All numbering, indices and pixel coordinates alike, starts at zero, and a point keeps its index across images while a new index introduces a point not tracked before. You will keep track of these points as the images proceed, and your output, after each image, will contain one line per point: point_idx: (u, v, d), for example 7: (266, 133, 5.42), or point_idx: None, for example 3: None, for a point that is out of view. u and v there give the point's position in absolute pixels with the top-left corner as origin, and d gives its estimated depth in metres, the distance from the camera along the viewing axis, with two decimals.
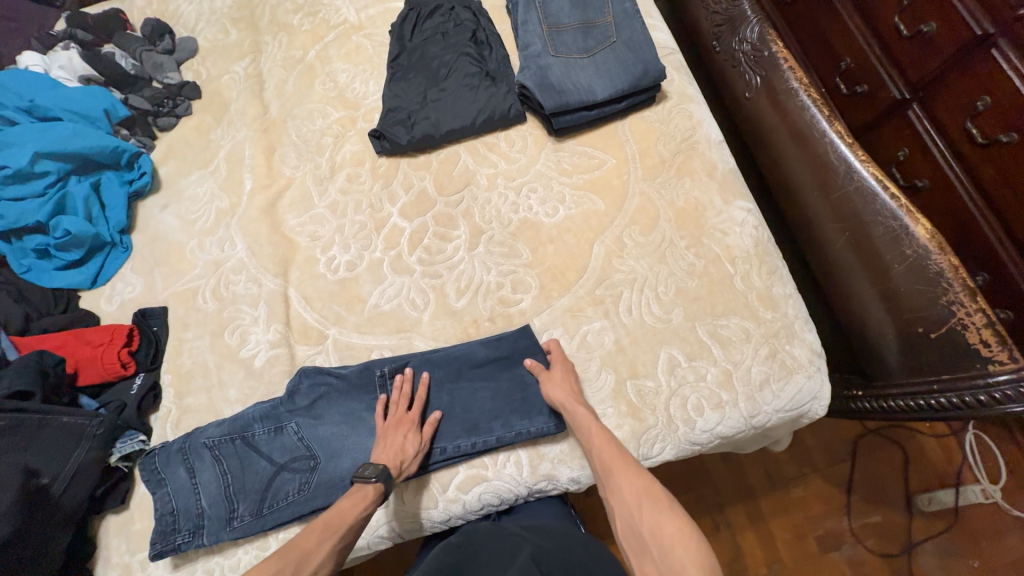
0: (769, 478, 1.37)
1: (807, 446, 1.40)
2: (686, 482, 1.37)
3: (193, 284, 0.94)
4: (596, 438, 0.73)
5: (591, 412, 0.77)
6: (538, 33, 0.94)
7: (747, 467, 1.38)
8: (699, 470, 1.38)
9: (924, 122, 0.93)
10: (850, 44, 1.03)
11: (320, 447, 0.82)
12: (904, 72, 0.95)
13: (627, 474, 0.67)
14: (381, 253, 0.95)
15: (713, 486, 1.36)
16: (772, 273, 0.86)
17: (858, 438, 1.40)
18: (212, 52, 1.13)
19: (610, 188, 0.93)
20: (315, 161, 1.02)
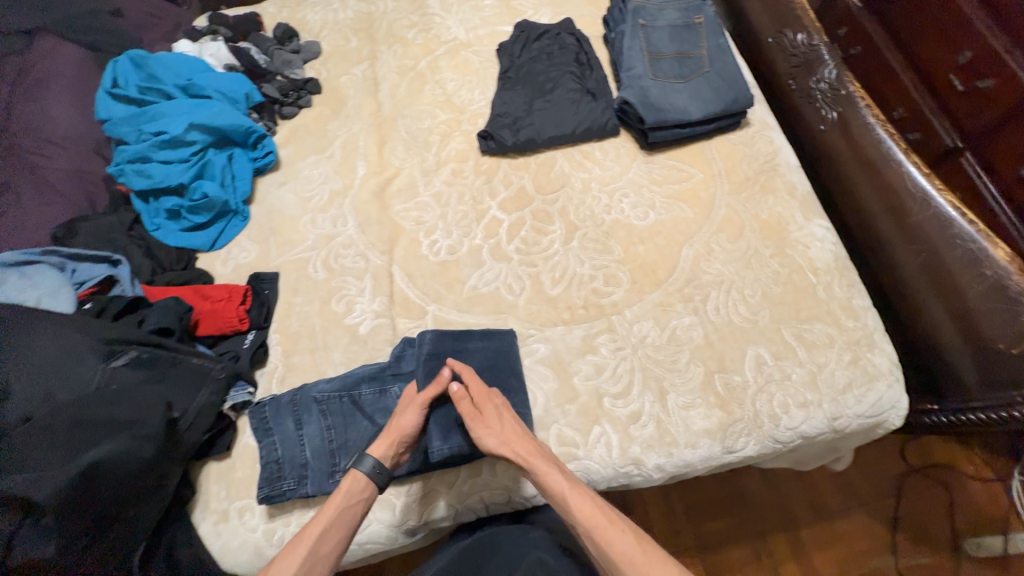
0: (813, 511, 1.34)
1: (850, 479, 1.38)
2: (728, 505, 1.35)
3: (305, 255, 1.01)
4: (584, 516, 0.69)
5: (561, 469, 0.73)
6: (640, 58, 1.05)
7: (790, 495, 1.36)
8: (743, 493, 1.36)
9: (977, 169, 1.00)
10: (905, 98, 1.13)
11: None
12: (958, 123, 1.03)
13: (628, 557, 0.65)
14: (480, 241, 1.02)
15: (757, 510, 1.34)
16: (851, 285, 0.92)
17: (903, 476, 1.38)
18: (333, 55, 1.25)
19: (698, 199, 1.01)
20: (422, 155, 1.12)
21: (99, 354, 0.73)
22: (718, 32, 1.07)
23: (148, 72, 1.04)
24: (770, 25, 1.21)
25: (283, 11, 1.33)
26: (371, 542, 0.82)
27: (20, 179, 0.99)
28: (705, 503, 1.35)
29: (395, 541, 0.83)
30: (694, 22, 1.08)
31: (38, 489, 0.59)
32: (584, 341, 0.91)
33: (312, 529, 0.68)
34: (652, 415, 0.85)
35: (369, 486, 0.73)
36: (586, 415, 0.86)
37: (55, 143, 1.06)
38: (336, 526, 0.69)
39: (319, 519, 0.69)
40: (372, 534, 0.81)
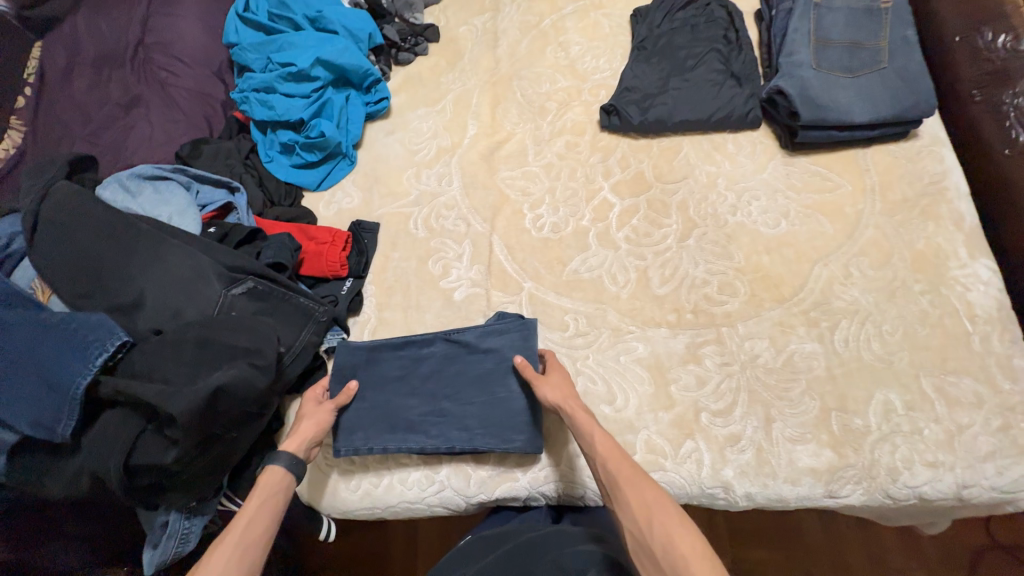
0: (871, 563, 1.16)
1: (921, 539, 1.17)
2: (773, 538, 1.19)
3: (405, 210, 0.99)
4: (595, 443, 0.67)
5: (585, 409, 0.73)
6: (804, 43, 0.92)
7: (848, 541, 1.18)
8: (796, 526, 1.20)
9: None
10: None
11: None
12: None
13: (633, 481, 0.62)
14: (587, 223, 0.96)
15: (805, 548, 1.18)
16: (1015, 341, 0.79)
17: (981, 548, 1.15)
18: (455, 3, 1.19)
19: (843, 215, 0.89)
20: (536, 122, 1.05)
21: (222, 279, 0.74)
22: (907, 23, 0.91)
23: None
24: (960, 22, 1.03)
25: None
26: (439, 504, 0.82)
27: (151, 94, 1.02)
28: (746, 528, 1.20)
29: (462, 507, 0.82)
30: (879, 7, 0.92)
31: (172, 403, 0.61)
32: (688, 349, 0.85)
33: (237, 520, 0.62)
34: (752, 441, 0.79)
35: (285, 477, 0.68)
36: (679, 427, 0.80)
37: (183, 62, 1.06)
38: (259, 514, 0.63)
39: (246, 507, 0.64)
40: (443, 498, 0.81)
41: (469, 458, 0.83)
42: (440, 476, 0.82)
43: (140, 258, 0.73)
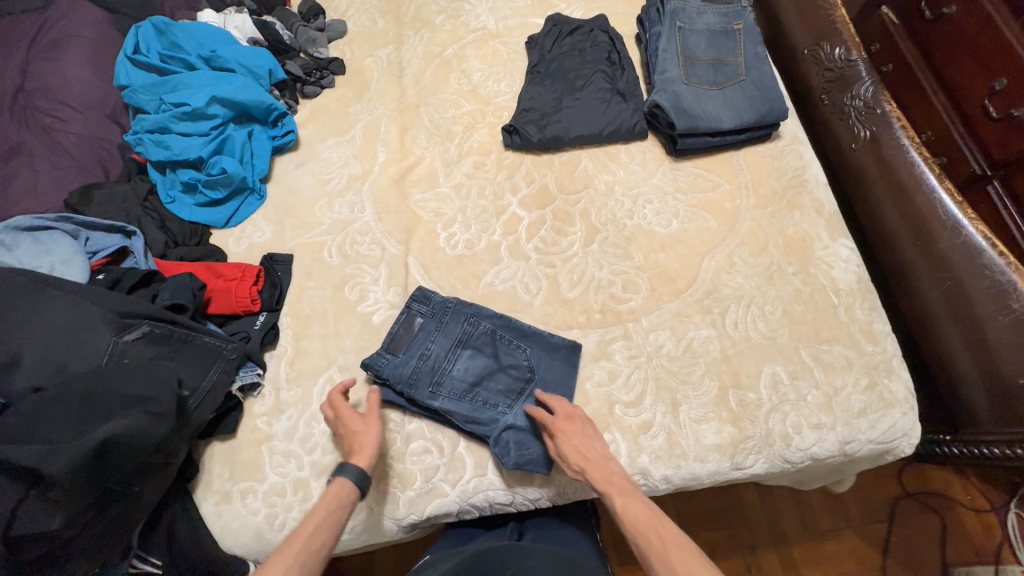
0: (803, 528, 1.24)
1: (843, 497, 1.27)
2: (715, 518, 1.24)
3: (321, 238, 1.00)
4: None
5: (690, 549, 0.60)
6: (674, 62, 1.03)
7: (782, 509, 1.25)
8: (735, 503, 1.26)
9: (1004, 199, 0.99)
10: (933, 120, 1.12)
11: (445, 332, 0.88)
12: (988, 151, 1.02)
13: None
14: (499, 238, 1.00)
15: (746, 524, 1.24)
16: (873, 309, 0.91)
17: (895, 500, 1.25)
18: (359, 36, 1.22)
19: (723, 210, 0.99)
20: (444, 145, 1.09)
21: (111, 326, 0.72)
22: (758, 40, 1.04)
23: (169, 39, 1.02)
24: (806, 37, 1.18)
25: None
26: (368, 531, 0.82)
27: (35, 141, 0.98)
28: (690, 513, 1.25)
29: (393, 531, 0.82)
30: (733, 28, 1.05)
31: (49, 464, 0.58)
32: (598, 346, 0.90)
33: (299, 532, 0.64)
34: (663, 426, 0.84)
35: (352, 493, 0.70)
36: (596, 420, 0.85)
37: (70, 106, 1.02)
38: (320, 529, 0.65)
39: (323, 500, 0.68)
40: (372, 525, 0.81)
41: (397, 481, 0.82)
42: (369, 504, 0.81)
43: (16, 313, 0.69)
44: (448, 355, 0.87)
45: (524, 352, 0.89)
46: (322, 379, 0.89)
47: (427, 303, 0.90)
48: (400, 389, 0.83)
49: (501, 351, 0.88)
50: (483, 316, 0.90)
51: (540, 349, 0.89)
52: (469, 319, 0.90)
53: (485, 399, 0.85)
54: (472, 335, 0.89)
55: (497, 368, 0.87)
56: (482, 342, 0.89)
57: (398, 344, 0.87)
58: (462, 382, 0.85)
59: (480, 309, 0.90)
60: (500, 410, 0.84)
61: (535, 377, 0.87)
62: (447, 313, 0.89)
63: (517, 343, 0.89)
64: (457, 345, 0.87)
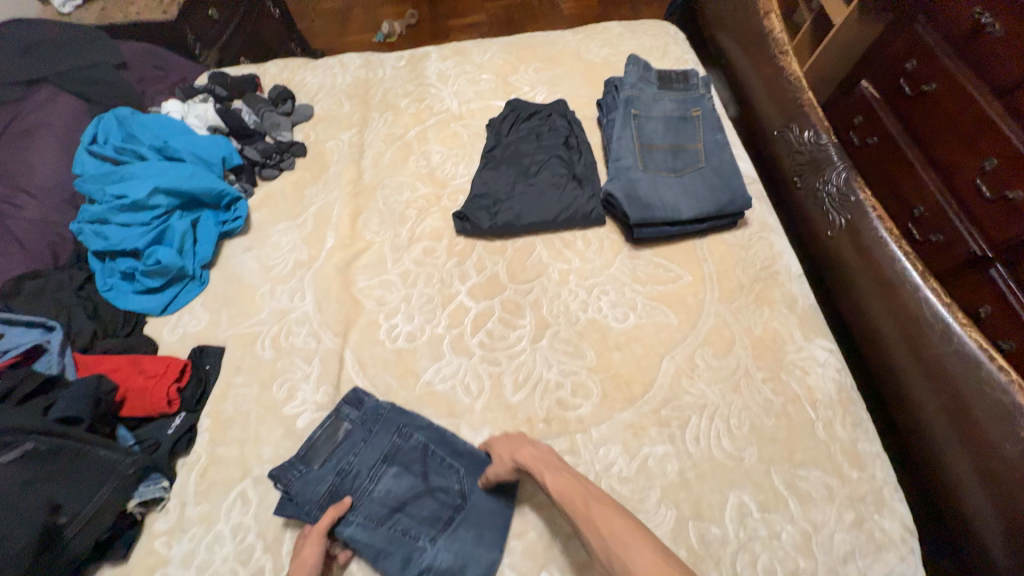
0: None
1: None
2: None
3: (256, 328, 0.95)
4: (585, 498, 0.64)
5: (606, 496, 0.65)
6: (630, 148, 0.99)
7: None
8: None
9: None
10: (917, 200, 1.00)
11: (371, 445, 0.81)
12: None
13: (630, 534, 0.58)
14: (443, 330, 0.94)
15: None
16: (857, 425, 0.79)
17: None
18: (324, 120, 1.24)
19: (685, 305, 0.91)
20: (395, 230, 1.06)
21: None
22: (717, 126, 1.01)
23: (127, 131, 1.04)
24: (777, 117, 1.15)
25: (283, 74, 1.35)
26: None
27: None
28: None
29: None
30: (691, 114, 1.02)
31: None
32: None
33: None
34: None
35: None
36: (532, 555, 0.73)
37: (26, 191, 1.02)
38: None
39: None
40: None
41: None
42: None
43: None
44: (371, 472, 0.78)
45: (455, 474, 0.79)
46: (234, 493, 0.80)
47: (359, 408, 0.85)
48: (310, 508, 0.75)
49: (431, 470, 0.80)
50: (416, 427, 0.83)
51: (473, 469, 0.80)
52: (400, 431, 0.82)
53: (404, 529, 0.74)
54: (400, 450, 0.81)
55: (424, 489, 0.78)
56: (411, 458, 0.80)
57: (319, 454, 0.80)
58: (381, 506, 0.76)
59: (412, 419, 0.83)
60: (419, 544, 0.73)
61: (465, 505, 0.77)
62: (377, 422, 0.83)
63: (449, 461, 0.80)
64: (382, 461, 0.80)
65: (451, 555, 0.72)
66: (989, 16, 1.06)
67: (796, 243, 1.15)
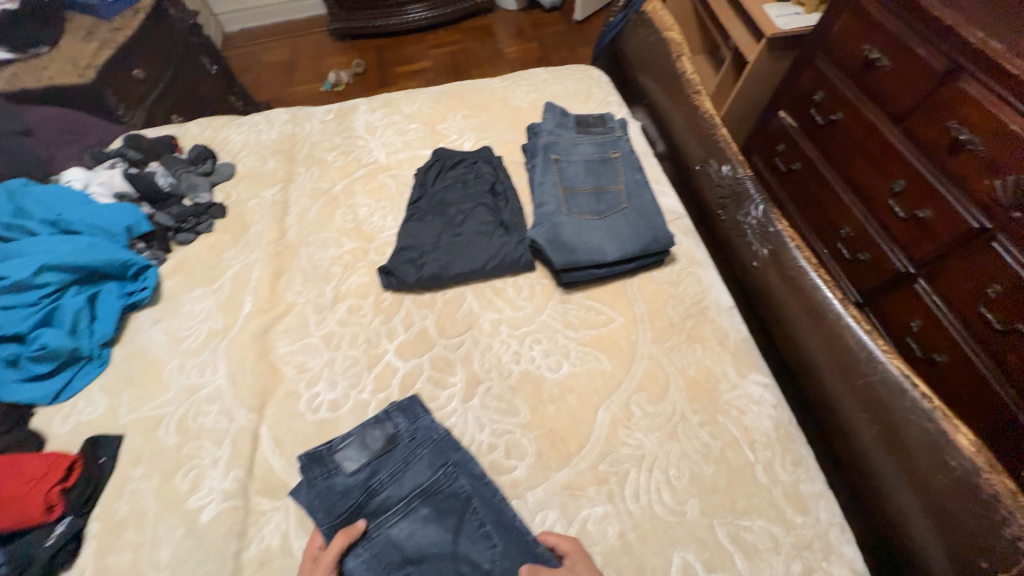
0: None
1: None
2: None
3: (160, 411, 0.86)
4: None
5: None
6: (553, 194, 0.99)
7: None
8: None
9: None
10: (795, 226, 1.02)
11: (411, 470, 0.78)
12: None
13: None
14: (368, 395, 0.88)
15: None
16: (797, 464, 0.77)
17: None
18: (247, 178, 1.20)
19: (618, 348, 0.89)
20: (319, 288, 1.01)
21: None
22: (636, 167, 1.03)
23: (17, 205, 0.97)
24: (698, 152, 1.19)
25: (205, 133, 1.31)
26: None
27: None
28: None
29: None
30: (610, 156, 1.04)
31: None
32: None
33: None
34: None
35: None
36: None
37: None
38: None
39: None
40: None
41: None
42: None
43: None
44: (402, 504, 0.75)
45: (490, 549, 0.70)
46: None
47: (410, 426, 0.82)
48: (324, 515, 0.73)
49: (464, 531, 0.72)
50: (464, 472, 0.77)
51: (509, 543, 0.71)
52: (446, 468, 0.78)
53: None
54: (439, 490, 0.76)
55: (449, 551, 0.70)
56: (447, 506, 0.74)
57: (354, 461, 0.79)
58: (396, 547, 0.71)
59: (464, 461, 0.78)
60: None
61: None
62: (427, 448, 0.80)
63: (486, 530, 0.72)
64: (415, 496, 0.75)
65: None
66: (876, 53, 1.20)
67: (728, 273, 1.16)
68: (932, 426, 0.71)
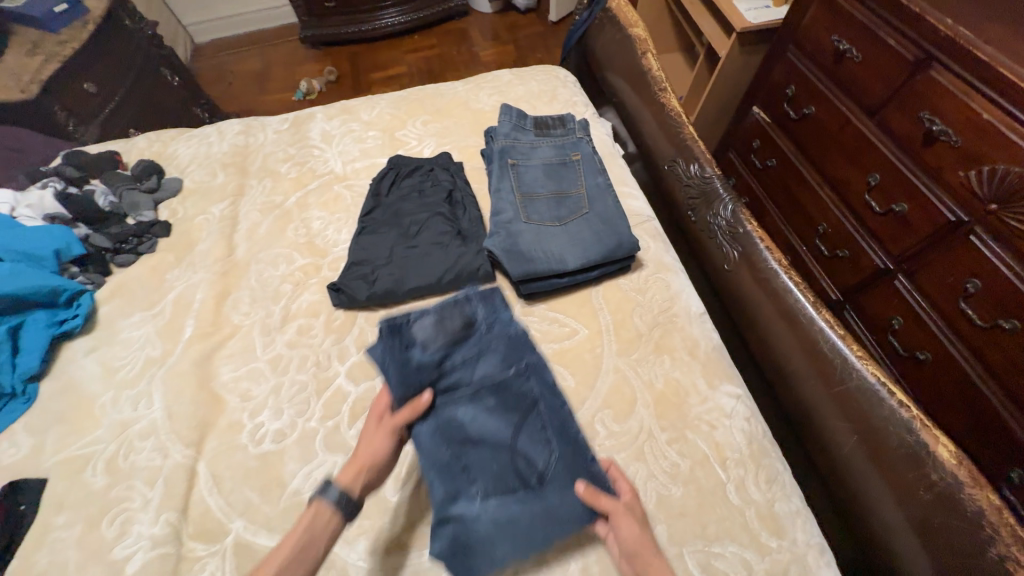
0: None
1: None
2: None
3: (89, 449, 0.80)
4: None
5: None
6: (511, 200, 0.94)
7: None
8: None
9: None
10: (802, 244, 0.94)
11: (484, 360, 0.74)
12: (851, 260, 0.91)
13: None
14: (316, 423, 0.82)
15: None
16: (771, 482, 0.72)
17: None
18: (195, 193, 1.14)
19: (583, 363, 0.83)
20: (267, 308, 0.95)
21: None
22: (598, 170, 0.99)
23: None
24: (667, 150, 1.14)
25: (153, 147, 1.25)
26: None
27: None
28: None
29: None
30: (570, 159, 0.99)
31: None
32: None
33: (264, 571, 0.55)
34: None
35: (330, 524, 0.60)
36: None
37: None
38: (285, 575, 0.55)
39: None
40: None
41: None
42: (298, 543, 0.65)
43: None
44: (471, 390, 0.72)
45: (547, 452, 0.69)
46: None
47: (489, 315, 0.77)
48: (395, 382, 0.68)
49: (526, 429, 0.71)
50: (534, 375, 0.74)
51: (568, 455, 0.69)
52: (518, 368, 0.74)
53: (466, 464, 0.68)
54: (511, 387, 0.73)
55: (508, 443, 0.69)
56: (513, 402, 0.72)
57: (431, 337, 0.73)
58: (459, 426, 0.69)
59: (539, 365, 0.74)
60: (471, 488, 0.66)
61: (542, 490, 0.66)
62: (503, 343, 0.75)
63: (547, 436, 0.70)
64: (484, 385, 0.72)
65: (497, 520, 0.64)
66: (845, 44, 1.16)
67: (699, 276, 1.11)
68: (911, 437, 0.67)
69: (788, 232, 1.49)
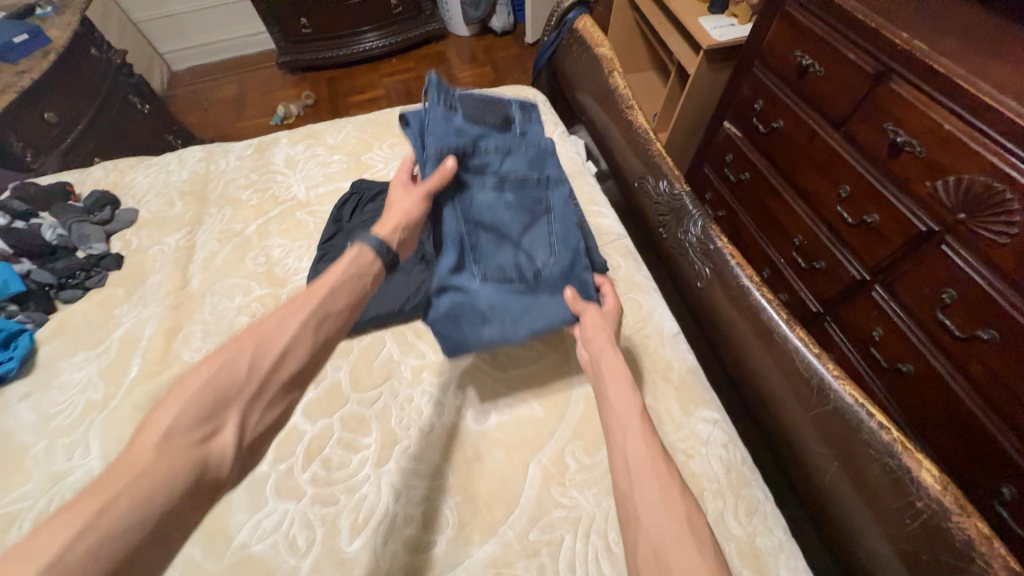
0: None
1: None
2: None
3: (15, 507, 0.73)
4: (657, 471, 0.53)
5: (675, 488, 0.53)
6: None
7: None
8: None
9: None
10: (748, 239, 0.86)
11: (514, 156, 0.80)
12: None
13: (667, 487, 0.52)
14: (266, 466, 0.75)
15: None
16: (752, 513, 0.68)
17: None
18: (150, 224, 1.10)
19: (551, 393, 0.81)
20: (221, 343, 0.90)
21: None
22: None
23: None
24: (636, 167, 1.13)
25: (108, 176, 1.20)
26: None
27: None
28: None
29: None
30: None
31: None
32: None
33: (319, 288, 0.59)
34: None
35: (373, 266, 0.65)
36: None
37: None
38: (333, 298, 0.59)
39: (211, 363, 0.50)
40: None
41: None
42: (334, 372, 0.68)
43: None
44: (498, 177, 0.78)
45: (550, 254, 0.78)
46: None
47: (524, 128, 0.84)
48: (432, 142, 0.74)
49: (535, 229, 0.80)
50: (555, 188, 0.82)
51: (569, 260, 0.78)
52: (542, 176, 0.81)
53: (475, 245, 0.76)
54: (532, 186, 0.81)
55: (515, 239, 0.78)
56: (530, 204, 0.80)
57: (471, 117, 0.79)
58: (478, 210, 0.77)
59: (559, 180, 0.82)
60: (475, 271, 0.75)
61: (536, 284, 0.76)
62: (532, 151, 0.82)
63: (552, 242, 0.79)
64: (509, 179, 0.79)
65: (494, 302, 0.74)
66: (808, 59, 1.17)
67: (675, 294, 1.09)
68: (894, 461, 0.64)
69: (766, 245, 1.48)
